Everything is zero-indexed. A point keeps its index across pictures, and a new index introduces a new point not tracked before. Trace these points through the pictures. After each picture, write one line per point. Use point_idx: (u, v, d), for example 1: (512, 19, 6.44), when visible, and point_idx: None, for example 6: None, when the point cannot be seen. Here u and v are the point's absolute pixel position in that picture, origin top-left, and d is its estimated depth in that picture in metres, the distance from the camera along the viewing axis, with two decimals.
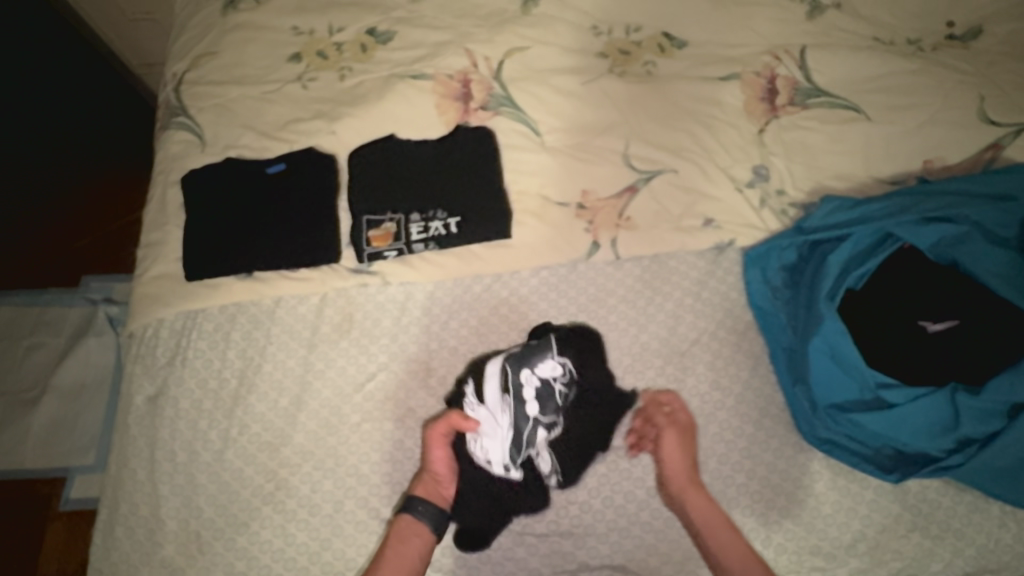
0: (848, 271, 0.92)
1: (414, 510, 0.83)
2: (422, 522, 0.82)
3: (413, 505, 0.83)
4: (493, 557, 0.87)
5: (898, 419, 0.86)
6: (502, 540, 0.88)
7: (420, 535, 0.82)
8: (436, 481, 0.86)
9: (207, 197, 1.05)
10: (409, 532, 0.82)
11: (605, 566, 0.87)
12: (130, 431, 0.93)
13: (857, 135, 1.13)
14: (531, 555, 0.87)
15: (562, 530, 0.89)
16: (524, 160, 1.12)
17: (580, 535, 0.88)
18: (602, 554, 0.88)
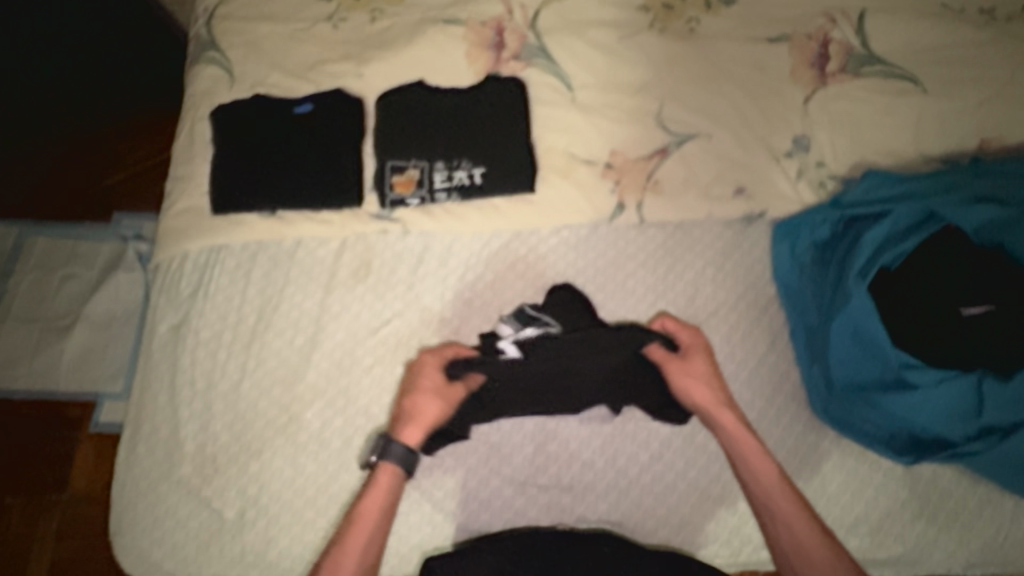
0: (883, 250, 0.87)
1: (390, 451, 0.81)
2: (392, 468, 0.81)
3: (388, 445, 0.81)
4: (494, 503, 0.89)
5: (918, 403, 0.82)
6: (504, 488, 0.89)
7: (393, 476, 0.81)
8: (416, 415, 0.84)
9: (234, 132, 1.05)
10: (384, 473, 0.81)
11: (602, 521, 0.88)
12: (153, 357, 0.96)
13: (910, 109, 1.06)
14: (531, 504, 0.89)
15: (562, 485, 0.90)
16: (554, 117, 1.08)
17: (579, 490, 0.89)
18: (601, 511, 0.89)
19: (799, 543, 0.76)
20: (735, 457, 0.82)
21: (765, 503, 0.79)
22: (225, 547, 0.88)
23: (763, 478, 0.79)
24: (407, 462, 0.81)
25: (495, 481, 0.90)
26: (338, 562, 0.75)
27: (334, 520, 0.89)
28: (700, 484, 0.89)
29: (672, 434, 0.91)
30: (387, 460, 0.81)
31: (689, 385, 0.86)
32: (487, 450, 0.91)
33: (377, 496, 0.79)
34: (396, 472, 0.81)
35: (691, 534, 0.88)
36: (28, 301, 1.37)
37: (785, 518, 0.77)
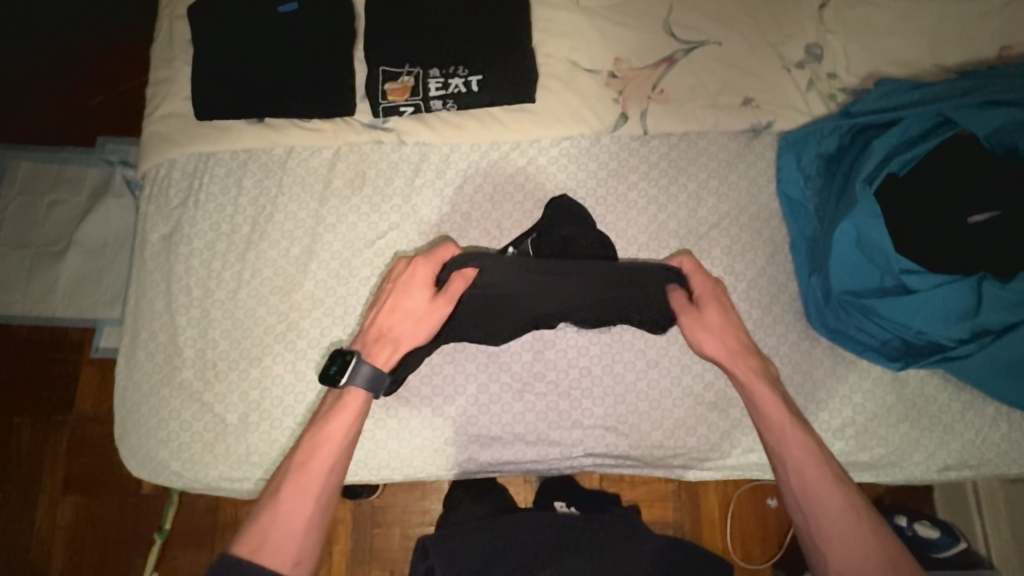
0: (893, 157, 0.86)
1: (355, 372, 0.76)
2: (361, 393, 0.77)
3: (355, 366, 0.76)
4: (494, 408, 0.91)
5: (915, 306, 0.84)
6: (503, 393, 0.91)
7: (357, 401, 0.77)
8: (394, 329, 0.80)
9: (213, 30, 0.98)
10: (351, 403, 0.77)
11: (597, 425, 0.91)
12: (147, 266, 0.95)
13: (927, 14, 1.01)
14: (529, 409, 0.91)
15: (560, 391, 0.92)
16: (556, 20, 1.03)
17: (575, 396, 0.92)
18: (597, 417, 0.91)
19: (811, 489, 0.72)
20: (756, 414, 0.78)
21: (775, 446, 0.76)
22: (231, 447, 0.90)
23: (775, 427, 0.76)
24: (376, 385, 0.77)
25: (495, 387, 0.91)
26: (297, 488, 0.71)
27: None
28: (694, 392, 0.92)
29: (669, 343, 0.92)
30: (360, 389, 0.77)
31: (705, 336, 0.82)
32: (484, 356, 0.92)
33: (343, 423, 0.75)
34: (359, 397, 0.77)
35: (682, 437, 0.91)
36: (17, 228, 1.31)
37: (800, 470, 0.74)
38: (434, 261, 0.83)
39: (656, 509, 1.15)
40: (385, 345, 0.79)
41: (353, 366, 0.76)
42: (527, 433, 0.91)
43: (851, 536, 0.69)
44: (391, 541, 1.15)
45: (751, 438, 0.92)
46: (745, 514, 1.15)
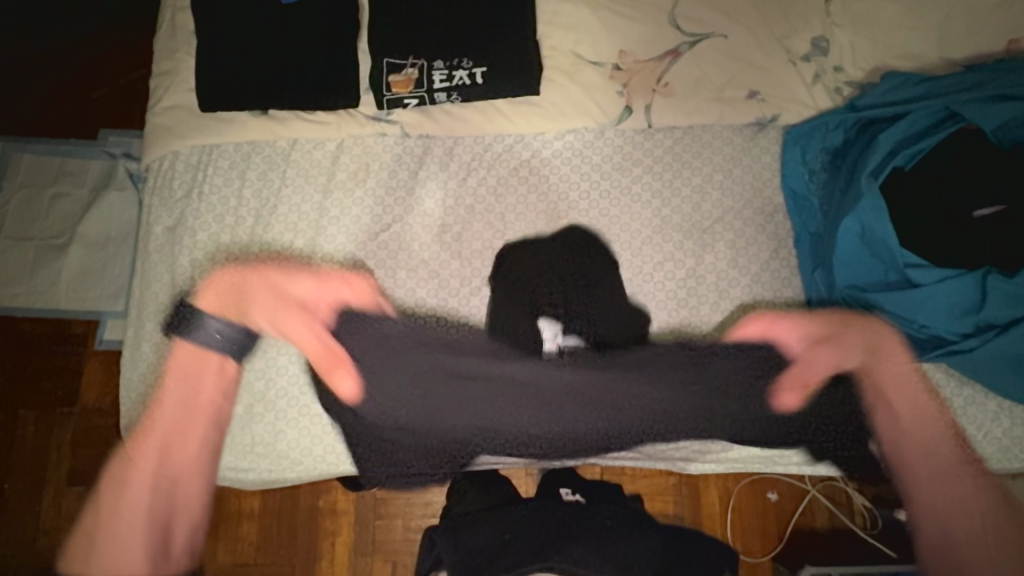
0: (897, 151, 0.86)
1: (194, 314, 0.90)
2: (188, 342, 0.90)
3: (198, 312, 0.90)
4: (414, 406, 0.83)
5: (920, 300, 0.83)
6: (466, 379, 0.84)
7: (187, 353, 0.90)
8: (247, 295, 0.90)
9: (217, 20, 0.97)
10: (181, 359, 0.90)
11: (545, 420, 0.83)
12: (151, 258, 0.95)
13: (935, 7, 1.01)
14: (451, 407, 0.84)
15: (460, 372, 0.83)
16: (561, 11, 1.02)
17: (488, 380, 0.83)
18: (512, 404, 0.83)
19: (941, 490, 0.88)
20: (891, 435, 0.87)
21: (919, 456, 0.88)
22: (235, 437, 0.91)
23: (917, 429, 0.88)
24: (194, 330, 0.89)
25: (398, 390, 0.83)
26: (137, 479, 0.90)
27: None
28: None
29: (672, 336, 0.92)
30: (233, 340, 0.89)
31: (824, 360, 0.85)
32: (378, 341, 0.85)
33: (190, 395, 0.89)
34: (189, 356, 0.90)
35: None
36: (21, 220, 1.31)
37: (920, 478, 0.88)
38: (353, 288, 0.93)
39: (657, 502, 1.15)
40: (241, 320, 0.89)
41: (203, 322, 0.89)
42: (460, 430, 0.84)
43: (954, 500, 0.88)
44: (393, 533, 1.15)
45: None
46: (745, 508, 1.16)
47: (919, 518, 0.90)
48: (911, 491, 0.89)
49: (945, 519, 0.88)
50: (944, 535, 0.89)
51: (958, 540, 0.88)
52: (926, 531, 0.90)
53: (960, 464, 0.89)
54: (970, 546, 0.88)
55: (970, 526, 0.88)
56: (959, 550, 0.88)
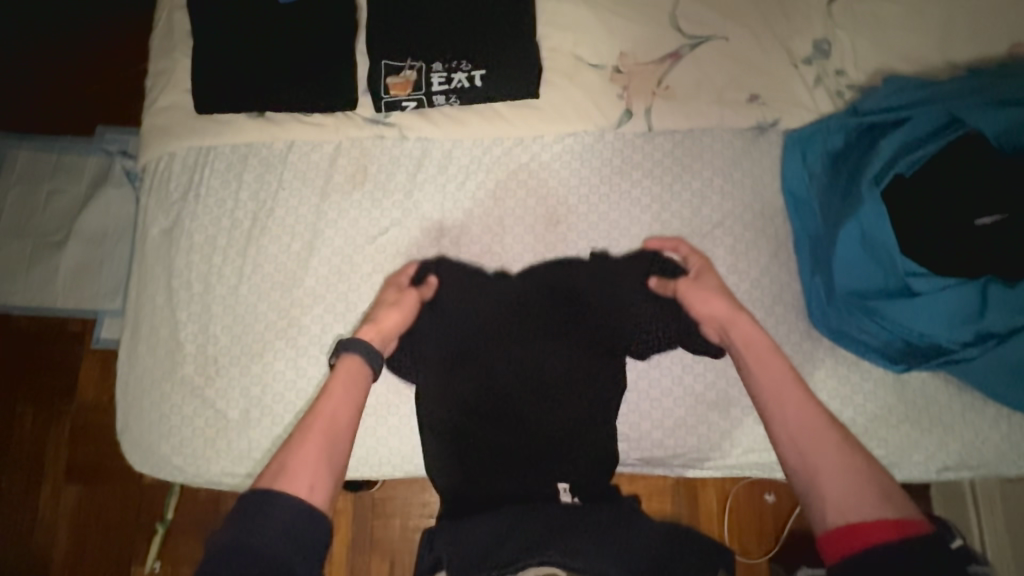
0: (899, 156, 0.85)
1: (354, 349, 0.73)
2: (357, 360, 0.72)
3: (352, 345, 0.73)
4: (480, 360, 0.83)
5: (919, 307, 0.84)
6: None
7: (357, 372, 0.71)
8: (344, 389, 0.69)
9: (214, 21, 0.97)
10: (347, 370, 0.71)
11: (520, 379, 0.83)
12: (147, 260, 0.95)
13: (935, 11, 1.00)
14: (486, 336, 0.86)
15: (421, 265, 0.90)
16: (560, 12, 1.01)
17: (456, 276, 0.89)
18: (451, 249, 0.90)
19: (798, 421, 0.65)
20: (749, 367, 0.71)
21: (765, 387, 0.68)
22: (231, 443, 0.90)
23: (768, 362, 0.70)
24: (372, 359, 0.73)
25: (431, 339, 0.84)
26: (307, 449, 0.62)
27: None
28: (696, 391, 0.92)
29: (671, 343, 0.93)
30: (353, 352, 0.72)
31: (703, 301, 0.78)
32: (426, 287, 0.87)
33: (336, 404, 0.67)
34: (354, 364, 0.72)
35: (683, 436, 0.91)
36: (16, 217, 1.30)
37: (778, 395, 0.68)
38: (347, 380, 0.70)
39: (655, 502, 1.15)
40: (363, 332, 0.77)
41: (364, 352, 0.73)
42: (510, 369, 0.83)
43: (842, 460, 0.62)
44: (390, 532, 1.15)
45: (751, 437, 0.92)
46: (743, 509, 1.16)
47: (798, 473, 0.63)
48: (803, 460, 0.63)
49: (837, 482, 0.60)
50: (807, 491, 0.62)
51: (824, 490, 0.60)
52: (829, 505, 0.59)
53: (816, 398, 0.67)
54: (845, 472, 0.61)
55: (861, 487, 0.59)
56: (868, 521, 0.56)
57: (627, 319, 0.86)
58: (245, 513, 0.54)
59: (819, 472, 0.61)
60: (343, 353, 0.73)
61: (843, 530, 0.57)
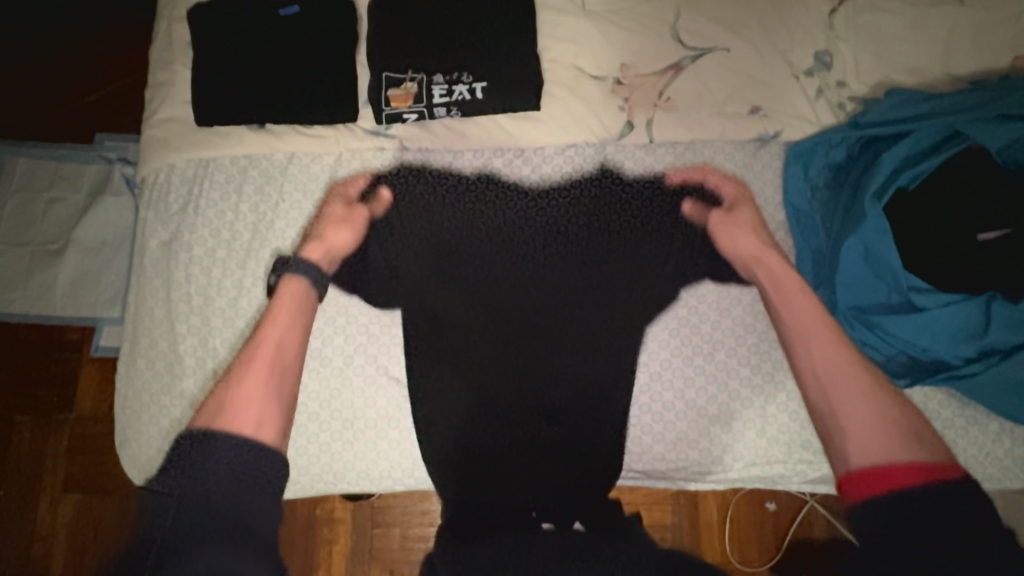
0: (901, 170, 0.85)
1: (291, 267, 0.81)
2: (296, 280, 0.80)
3: (287, 263, 0.82)
4: (458, 282, 0.91)
5: (923, 323, 0.83)
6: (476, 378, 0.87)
7: (296, 288, 0.80)
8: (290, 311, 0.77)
9: (215, 33, 0.97)
10: (291, 288, 0.80)
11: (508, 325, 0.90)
12: (146, 273, 0.94)
13: (938, 23, 1.00)
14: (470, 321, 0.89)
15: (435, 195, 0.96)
16: (561, 24, 1.01)
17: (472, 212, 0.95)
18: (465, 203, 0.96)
19: (823, 359, 0.73)
20: (784, 308, 0.79)
21: (796, 330, 0.76)
22: None
23: (799, 307, 0.78)
24: (310, 272, 0.81)
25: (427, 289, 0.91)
26: (248, 380, 0.69)
27: (337, 434, 0.91)
28: (697, 405, 0.91)
29: (672, 356, 0.92)
30: (295, 270, 0.80)
31: (735, 239, 0.85)
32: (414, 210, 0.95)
33: (277, 327, 0.75)
34: (295, 288, 0.79)
35: (685, 451, 0.91)
36: (15, 225, 1.29)
37: (803, 338, 0.75)
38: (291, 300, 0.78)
39: (655, 511, 1.15)
40: (309, 248, 0.84)
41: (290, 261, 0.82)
42: (512, 314, 0.90)
43: (869, 399, 0.69)
44: (390, 541, 1.15)
45: (753, 451, 0.92)
46: (743, 517, 1.15)
47: (822, 408, 0.71)
48: (827, 394, 0.71)
49: (859, 424, 0.67)
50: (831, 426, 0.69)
51: (844, 427, 0.68)
52: (851, 444, 0.67)
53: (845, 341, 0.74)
54: (863, 410, 0.68)
55: (886, 431, 0.66)
56: (892, 464, 0.62)
57: (638, 278, 0.91)
58: (191, 460, 0.60)
59: (839, 411, 0.69)
60: (285, 272, 0.81)
61: (866, 476, 0.63)
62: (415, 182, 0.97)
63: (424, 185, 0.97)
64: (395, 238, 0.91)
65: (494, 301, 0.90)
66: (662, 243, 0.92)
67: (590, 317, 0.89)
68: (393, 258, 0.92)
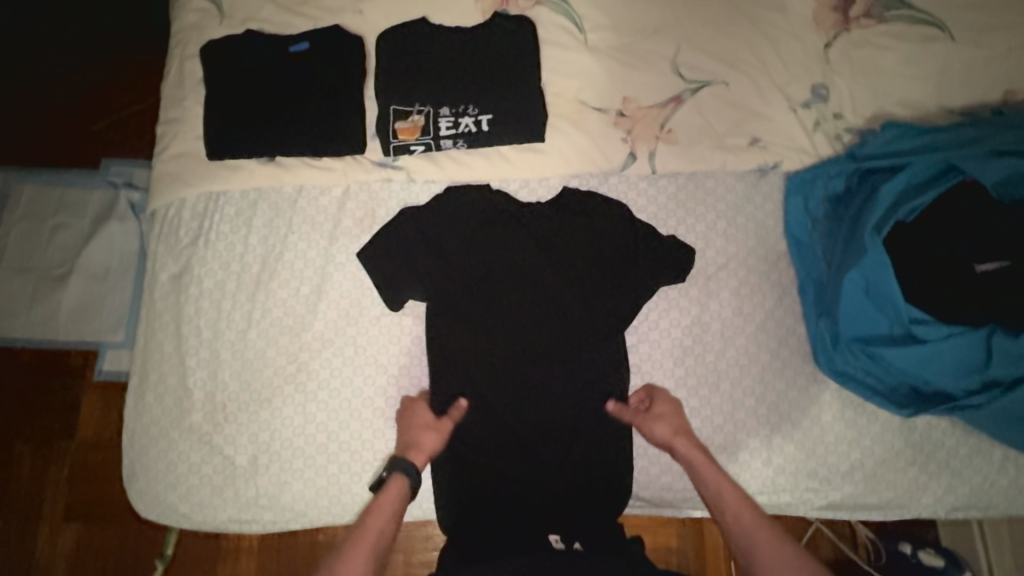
0: (900, 204, 0.87)
1: (392, 473, 0.82)
2: (399, 481, 0.82)
3: (388, 473, 0.83)
4: (469, 282, 0.94)
5: (925, 356, 0.84)
6: (487, 404, 0.91)
7: (395, 491, 0.81)
8: (386, 505, 0.80)
9: (227, 70, 0.99)
10: (393, 491, 0.81)
11: (525, 332, 0.93)
12: (156, 306, 0.95)
13: (931, 57, 1.03)
14: (469, 360, 0.92)
15: (442, 205, 0.96)
16: (564, 59, 1.04)
17: (476, 221, 0.96)
18: (474, 205, 0.96)
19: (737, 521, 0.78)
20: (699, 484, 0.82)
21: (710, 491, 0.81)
22: (239, 491, 0.89)
23: (710, 478, 0.81)
24: (409, 480, 0.82)
25: (434, 280, 0.93)
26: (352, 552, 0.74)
27: (345, 466, 0.91)
28: (703, 435, 0.92)
29: (677, 386, 0.93)
30: (399, 472, 0.82)
31: (663, 428, 0.86)
32: (428, 220, 0.95)
33: (388, 504, 0.80)
34: (397, 484, 0.82)
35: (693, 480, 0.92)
36: (20, 251, 1.30)
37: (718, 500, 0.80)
38: (385, 506, 0.80)
39: (660, 535, 1.14)
40: (409, 453, 0.84)
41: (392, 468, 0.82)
42: (515, 327, 0.93)
43: (780, 551, 0.74)
44: (394, 567, 1.14)
45: (759, 480, 0.91)
46: None
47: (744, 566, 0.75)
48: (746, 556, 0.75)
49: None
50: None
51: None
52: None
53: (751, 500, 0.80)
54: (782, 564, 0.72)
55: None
56: None
57: (633, 293, 0.93)
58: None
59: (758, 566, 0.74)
60: (392, 473, 0.83)
61: None
62: (453, 202, 0.96)
63: (453, 215, 0.96)
64: (415, 243, 0.94)
65: (504, 334, 0.93)
66: (655, 261, 0.94)
67: (594, 319, 0.93)
68: (415, 258, 0.94)
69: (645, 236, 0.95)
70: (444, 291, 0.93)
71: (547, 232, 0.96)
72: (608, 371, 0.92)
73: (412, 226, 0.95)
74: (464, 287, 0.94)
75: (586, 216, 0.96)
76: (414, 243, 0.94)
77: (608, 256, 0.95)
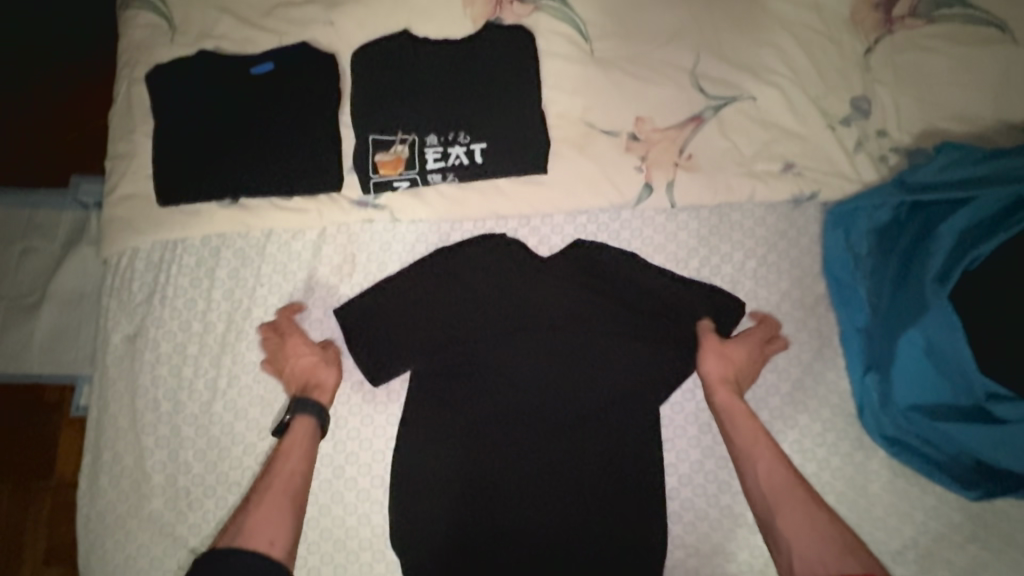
0: (965, 248, 0.74)
1: (297, 413, 0.76)
2: (305, 420, 0.76)
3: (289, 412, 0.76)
4: (466, 341, 0.83)
5: (1002, 436, 0.73)
6: (485, 483, 0.80)
7: (303, 435, 0.75)
8: (289, 454, 0.73)
9: (180, 101, 0.87)
10: (298, 433, 0.75)
11: (530, 397, 0.82)
12: (110, 373, 0.84)
13: (987, 63, 0.89)
14: (468, 433, 0.81)
15: (438, 256, 0.86)
16: (566, 73, 0.90)
17: (476, 272, 0.85)
18: (475, 253, 0.85)
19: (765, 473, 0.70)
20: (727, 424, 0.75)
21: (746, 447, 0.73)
22: None
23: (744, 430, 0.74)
24: (322, 418, 0.76)
25: (426, 340, 0.82)
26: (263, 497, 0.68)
27: (328, 556, 0.79)
28: (734, 510, 0.81)
29: (704, 457, 0.82)
30: (303, 413, 0.76)
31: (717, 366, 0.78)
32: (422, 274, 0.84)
33: (294, 447, 0.74)
34: (307, 424, 0.76)
35: (723, 566, 0.80)
36: None
37: (752, 455, 0.72)
38: (290, 446, 0.74)
39: None
40: (312, 393, 0.78)
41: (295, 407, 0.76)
42: (519, 393, 0.82)
43: (808, 512, 0.66)
44: None
45: None
46: None
47: (769, 526, 0.67)
48: (772, 509, 0.67)
49: (800, 535, 0.64)
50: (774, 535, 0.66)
51: (789, 537, 0.65)
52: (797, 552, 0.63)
53: (787, 457, 0.72)
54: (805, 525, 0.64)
55: (823, 542, 0.63)
56: None
57: (653, 355, 0.82)
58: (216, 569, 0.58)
59: (783, 526, 0.65)
60: (297, 413, 0.76)
61: None
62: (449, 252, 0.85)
63: (448, 271, 0.85)
64: (406, 300, 0.83)
65: (505, 400, 0.82)
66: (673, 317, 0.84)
67: (606, 381, 0.82)
68: (405, 317, 0.83)
69: (669, 288, 0.85)
70: (438, 353, 0.82)
71: (553, 286, 0.84)
72: (624, 442, 0.81)
73: (404, 281, 0.84)
74: (461, 347, 0.82)
75: (597, 265, 0.85)
76: (406, 302, 0.83)
77: (625, 313, 0.84)
